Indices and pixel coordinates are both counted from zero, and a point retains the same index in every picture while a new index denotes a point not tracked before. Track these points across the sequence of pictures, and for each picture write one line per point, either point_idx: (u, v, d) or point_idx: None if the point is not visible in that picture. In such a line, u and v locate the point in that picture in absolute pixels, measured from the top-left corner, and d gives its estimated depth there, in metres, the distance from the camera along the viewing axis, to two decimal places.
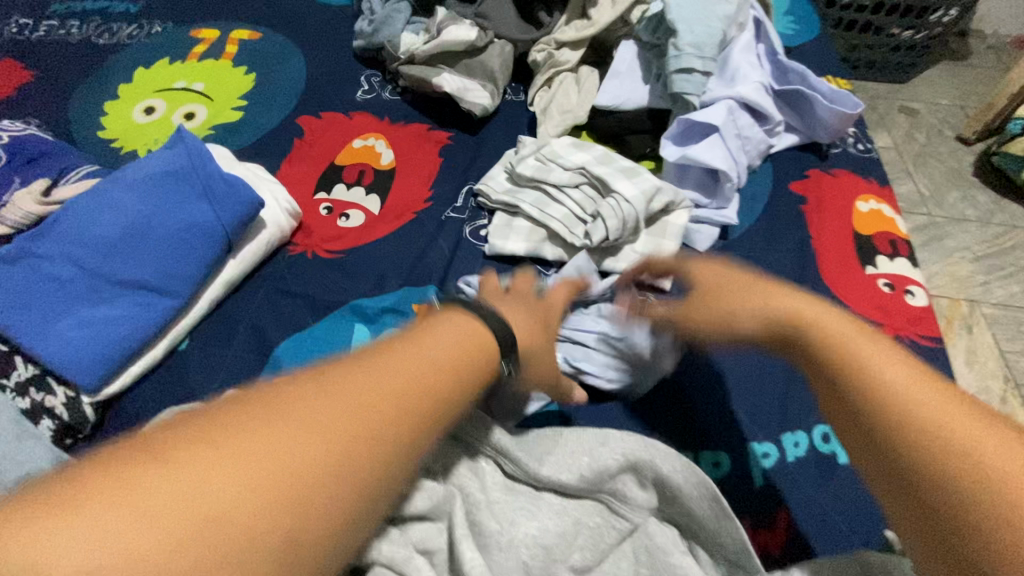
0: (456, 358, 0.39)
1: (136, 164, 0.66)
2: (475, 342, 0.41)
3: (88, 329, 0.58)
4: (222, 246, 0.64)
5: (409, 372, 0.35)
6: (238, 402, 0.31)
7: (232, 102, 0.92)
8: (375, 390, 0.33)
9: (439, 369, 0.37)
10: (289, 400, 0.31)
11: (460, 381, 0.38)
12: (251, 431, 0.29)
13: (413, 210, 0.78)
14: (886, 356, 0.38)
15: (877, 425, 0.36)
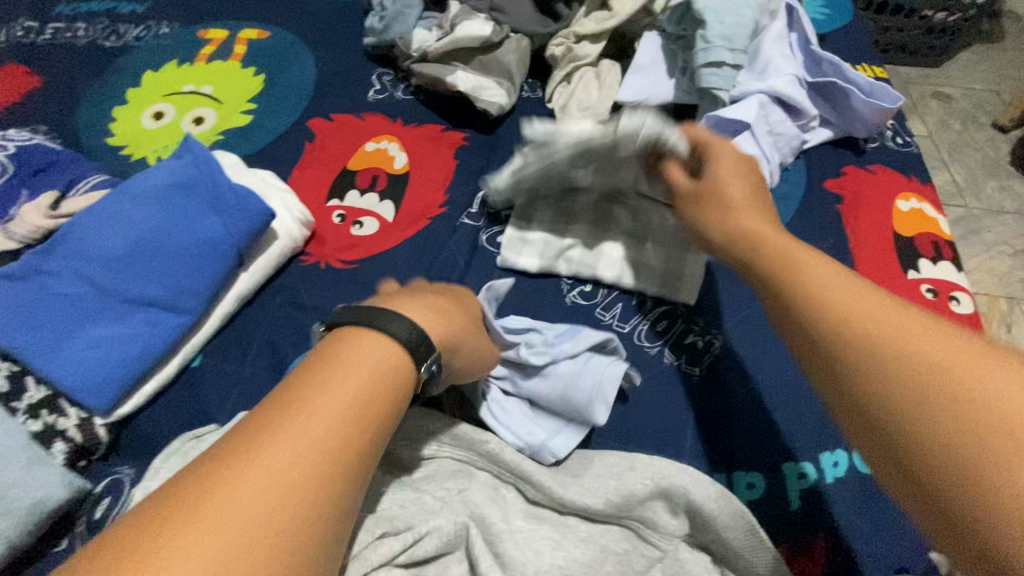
0: (368, 394, 0.39)
1: (144, 176, 0.64)
2: (387, 371, 0.40)
3: (99, 348, 0.56)
4: (233, 260, 0.62)
5: (319, 426, 0.36)
6: (162, 503, 0.32)
7: (241, 105, 0.90)
8: (292, 465, 0.34)
9: (352, 410, 0.37)
10: (208, 492, 0.32)
11: (374, 415, 0.38)
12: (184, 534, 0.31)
13: (428, 216, 0.75)
14: (900, 320, 0.36)
15: (893, 391, 0.34)
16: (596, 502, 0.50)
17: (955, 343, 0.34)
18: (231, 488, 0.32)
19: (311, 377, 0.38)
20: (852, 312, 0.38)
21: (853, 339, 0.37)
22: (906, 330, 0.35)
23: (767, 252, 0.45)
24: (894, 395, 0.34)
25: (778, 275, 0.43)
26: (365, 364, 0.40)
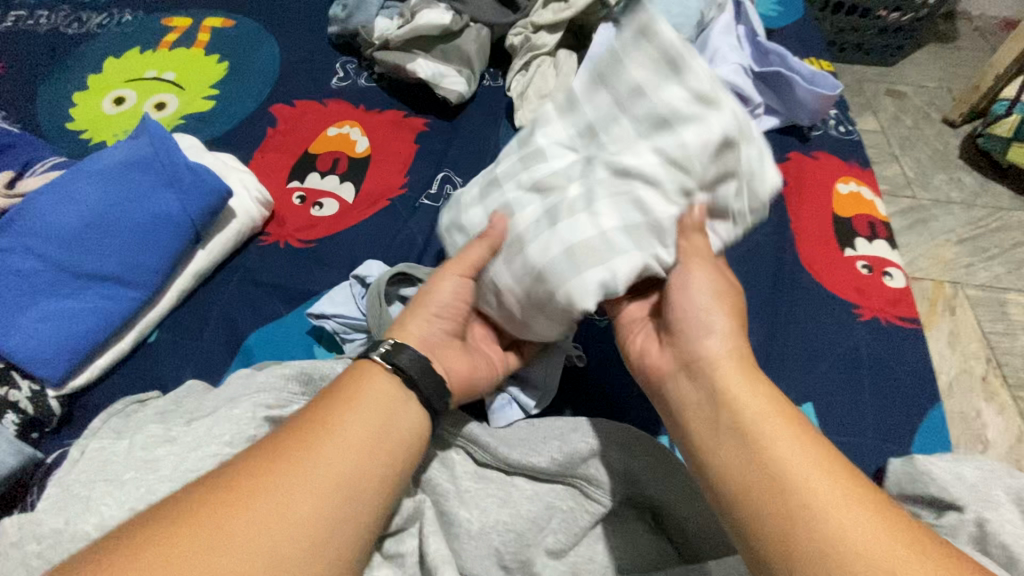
0: (378, 433, 0.43)
1: (100, 155, 0.65)
2: (392, 411, 0.45)
3: (51, 322, 0.57)
4: (189, 237, 0.63)
5: (335, 463, 0.40)
6: (193, 498, 0.37)
7: (204, 91, 0.90)
8: (308, 490, 0.38)
9: (363, 447, 0.42)
10: (236, 502, 0.37)
11: (387, 457, 0.43)
12: (206, 539, 0.35)
13: (387, 198, 0.77)
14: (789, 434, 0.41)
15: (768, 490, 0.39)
16: (541, 460, 0.52)
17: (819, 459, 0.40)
18: (234, 515, 0.36)
19: (320, 420, 0.42)
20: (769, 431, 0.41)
21: (791, 508, 0.38)
22: (843, 507, 0.37)
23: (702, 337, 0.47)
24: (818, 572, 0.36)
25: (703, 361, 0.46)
26: (368, 414, 0.44)
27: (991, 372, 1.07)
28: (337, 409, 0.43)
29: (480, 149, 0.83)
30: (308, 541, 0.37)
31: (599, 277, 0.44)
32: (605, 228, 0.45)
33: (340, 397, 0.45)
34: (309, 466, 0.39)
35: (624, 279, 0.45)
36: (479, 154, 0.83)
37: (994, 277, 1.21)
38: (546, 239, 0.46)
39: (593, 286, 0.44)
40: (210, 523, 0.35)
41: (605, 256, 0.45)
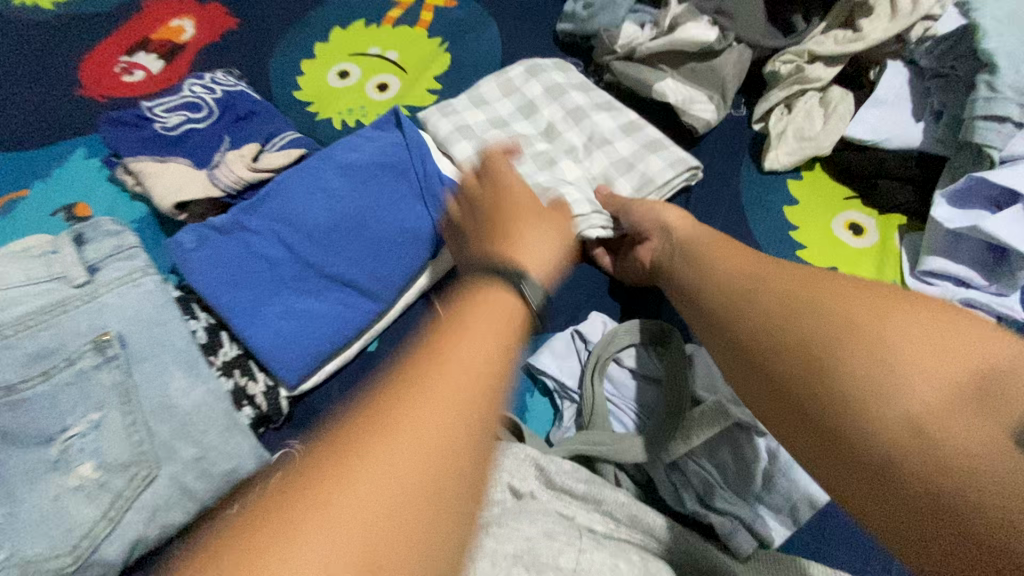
0: (489, 326, 0.31)
1: (347, 146, 0.62)
2: (501, 311, 0.32)
3: (294, 321, 0.56)
4: (427, 252, 0.59)
5: (469, 336, 0.30)
6: (349, 425, 0.26)
7: (426, 79, 0.87)
8: (437, 394, 0.27)
9: (492, 348, 0.30)
10: (391, 407, 0.26)
11: (504, 342, 0.31)
12: (333, 488, 0.24)
13: (613, 204, 0.66)
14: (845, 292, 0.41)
15: (848, 360, 0.37)
16: (743, 573, 0.47)
17: (867, 301, 0.40)
18: (370, 443, 0.25)
19: (442, 329, 0.30)
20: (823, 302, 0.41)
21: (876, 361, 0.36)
22: (889, 323, 0.38)
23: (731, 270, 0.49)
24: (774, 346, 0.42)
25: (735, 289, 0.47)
26: (484, 336, 0.30)
27: None
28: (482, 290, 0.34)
29: (717, 191, 0.73)
30: (440, 439, 0.26)
31: None
32: (528, 178, 0.68)
33: (511, 219, 0.44)
34: (442, 356, 0.29)
35: None
36: (714, 206, 0.72)
37: None
38: None
39: None
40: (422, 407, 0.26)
41: None
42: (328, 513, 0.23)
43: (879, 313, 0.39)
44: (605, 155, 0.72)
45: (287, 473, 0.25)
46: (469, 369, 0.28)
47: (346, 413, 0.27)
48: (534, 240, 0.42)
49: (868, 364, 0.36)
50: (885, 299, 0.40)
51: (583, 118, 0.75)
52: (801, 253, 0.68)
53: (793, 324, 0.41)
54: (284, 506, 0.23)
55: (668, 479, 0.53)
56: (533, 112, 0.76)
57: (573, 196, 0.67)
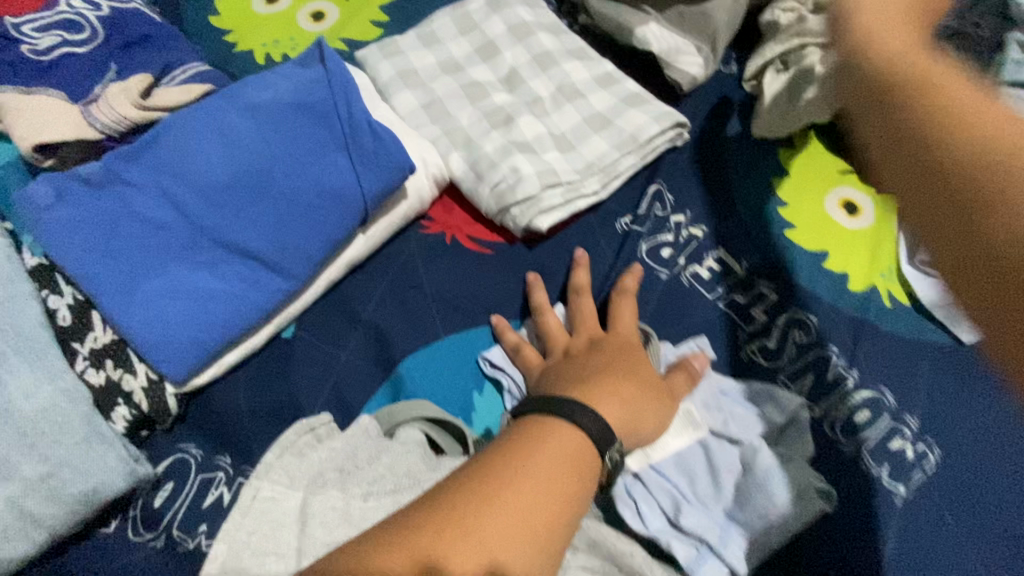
0: (579, 450, 0.39)
1: (258, 83, 0.50)
2: (576, 463, 0.38)
3: (182, 301, 0.44)
4: (357, 220, 0.48)
5: (573, 447, 0.39)
6: (469, 481, 0.36)
7: (371, 9, 0.73)
8: (538, 477, 0.36)
9: (578, 453, 0.39)
10: (495, 484, 0.36)
11: (585, 470, 0.38)
12: (462, 519, 0.34)
13: (584, 173, 0.57)
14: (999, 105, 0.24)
15: None
16: None
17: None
18: (482, 506, 0.34)
19: (538, 427, 0.39)
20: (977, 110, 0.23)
21: None
22: None
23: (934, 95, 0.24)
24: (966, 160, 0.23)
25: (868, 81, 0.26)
26: (563, 460, 0.38)
27: None
28: (571, 412, 0.40)
29: (702, 156, 0.64)
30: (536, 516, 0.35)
31: (437, 137, 0.58)
32: (485, 137, 0.58)
33: (599, 368, 0.46)
34: (547, 448, 0.38)
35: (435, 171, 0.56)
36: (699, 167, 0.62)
37: None
38: (454, 118, 0.59)
39: (424, 141, 0.57)
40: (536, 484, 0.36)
41: (458, 142, 0.58)
42: (457, 536, 0.33)
43: None
44: (576, 110, 0.61)
45: (419, 505, 0.35)
46: (559, 481, 0.37)
47: (457, 473, 0.37)
48: (649, 427, 0.45)
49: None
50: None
51: (553, 65, 0.64)
52: (791, 234, 0.59)
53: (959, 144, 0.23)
54: (426, 517, 0.34)
55: (629, 493, 0.46)
56: (494, 54, 0.64)
57: (537, 160, 0.57)
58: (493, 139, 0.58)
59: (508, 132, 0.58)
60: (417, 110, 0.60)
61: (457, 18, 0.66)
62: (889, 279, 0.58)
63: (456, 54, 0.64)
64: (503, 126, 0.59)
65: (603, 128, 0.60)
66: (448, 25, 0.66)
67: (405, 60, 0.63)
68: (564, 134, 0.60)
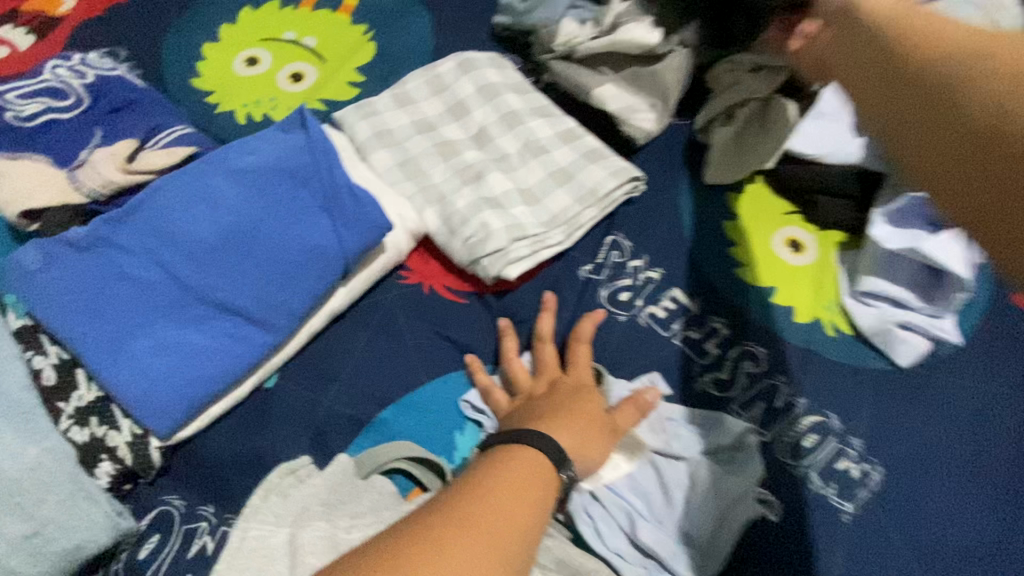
0: (538, 463, 0.43)
1: (242, 148, 0.53)
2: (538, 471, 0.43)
3: (168, 357, 0.46)
4: (337, 275, 0.51)
5: (533, 458, 0.43)
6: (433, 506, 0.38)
7: (347, 71, 0.78)
8: (507, 484, 0.40)
9: (539, 464, 0.43)
10: (465, 497, 0.38)
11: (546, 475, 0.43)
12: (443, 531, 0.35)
13: (550, 225, 0.62)
14: None
15: None
16: None
17: None
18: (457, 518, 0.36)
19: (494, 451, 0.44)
20: None
21: None
22: None
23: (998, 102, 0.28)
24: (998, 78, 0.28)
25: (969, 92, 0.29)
26: (525, 468, 0.42)
27: None
28: (529, 439, 0.45)
29: (658, 203, 0.69)
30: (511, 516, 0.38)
31: (411, 192, 0.62)
32: (456, 193, 0.62)
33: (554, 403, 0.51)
34: (505, 462, 0.42)
35: (411, 225, 0.59)
36: (654, 215, 0.68)
37: None
38: (427, 176, 0.63)
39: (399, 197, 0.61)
40: (513, 459, 0.42)
41: (430, 198, 0.62)
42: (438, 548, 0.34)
43: None
44: (541, 165, 0.66)
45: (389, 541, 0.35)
46: (525, 486, 0.41)
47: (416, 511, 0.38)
48: (597, 456, 0.49)
49: None
50: None
51: (520, 123, 0.69)
52: (741, 272, 0.65)
53: None
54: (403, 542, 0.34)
55: (587, 511, 0.50)
56: (465, 114, 0.70)
57: (505, 213, 0.61)
58: (463, 194, 0.62)
59: (478, 187, 0.63)
60: (393, 167, 0.64)
61: (431, 81, 0.72)
62: (833, 311, 0.63)
63: (430, 114, 0.69)
64: (472, 182, 0.63)
65: (563, 184, 0.65)
66: (423, 88, 0.71)
67: (381, 121, 0.67)
68: (530, 187, 0.65)
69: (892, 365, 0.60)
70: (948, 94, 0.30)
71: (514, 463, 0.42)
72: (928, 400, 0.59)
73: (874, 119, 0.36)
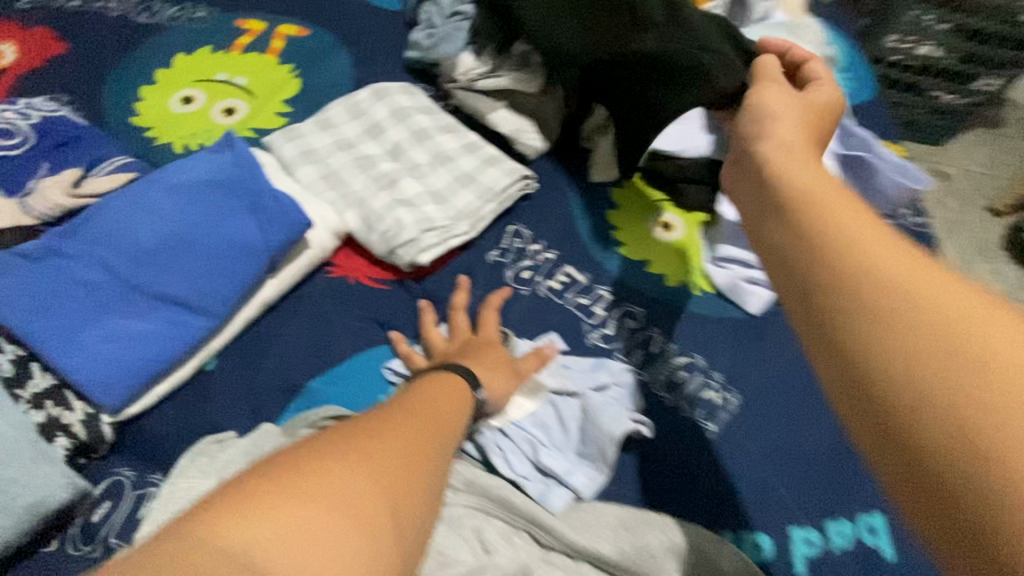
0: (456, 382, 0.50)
1: (177, 167, 0.62)
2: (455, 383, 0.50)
3: (115, 343, 0.54)
4: (264, 266, 0.60)
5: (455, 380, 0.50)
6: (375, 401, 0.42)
7: (275, 105, 0.88)
8: (436, 393, 0.46)
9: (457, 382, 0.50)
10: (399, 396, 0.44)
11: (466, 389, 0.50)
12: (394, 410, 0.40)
13: (455, 219, 0.72)
14: (894, 253, 0.30)
15: (914, 406, 0.25)
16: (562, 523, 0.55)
17: (952, 290, 0.27)
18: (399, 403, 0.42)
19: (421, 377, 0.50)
20: (882, 292, 0.28)
21: (938, 371, 0.24)
22: (970, 338, 0.25)
23: (869, 272, 0.29)
24: (863, 311, 0.28)
25: (836, 269, 0.31)
26: (447, 385, 0.49)
27: None
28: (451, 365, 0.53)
29: (551, 198, 0.81)
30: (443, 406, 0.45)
31: (333, 199, 0.72)
32: (372, 197, 0.72)
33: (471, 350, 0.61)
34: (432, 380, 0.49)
35: (332, 225, 0.68)
36: (549, 208, 0.80)
37: None
38: (347, 185, 0.73)
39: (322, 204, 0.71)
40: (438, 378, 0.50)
41: (350, 203, 0.71)
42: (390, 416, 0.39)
43: (963, 308, 0.26)
44: (448, 170, 0.77)
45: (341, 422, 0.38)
46: (451, 392, 0.48)
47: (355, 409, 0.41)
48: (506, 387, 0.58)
49: (948, 383, 0.24)
50: (990, 308, 0.26)
51: (428, 138, 0.80)
52: (622, 249, 0.77)
53: (870, 325, 0.28)
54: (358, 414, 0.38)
55: (498, 446, 0.60)
56: (380, 133, 0.80)
57: (416, 211, 0.71)
58: (379, 198, 0.72)
59: (391, 192, 0.73)
60: (317, 181, 0.74)
61: (349, 107, 0.82)
62: (698, 274, 0.76)
63: (349, 134, 0.80)
64: (387, 187, 0.73)
65: (467, 184, 0.76)
66: (342, 113, 0.82)
67: (305, 142, 0.77)
68: (438, 189, 0.75)
69: (746, 312, 0.72)
70: (863, 375, 0.27)
71: (437, 379, 0.50)
72: (776, 337, 0.71)
73: (777, 279, 0.36)
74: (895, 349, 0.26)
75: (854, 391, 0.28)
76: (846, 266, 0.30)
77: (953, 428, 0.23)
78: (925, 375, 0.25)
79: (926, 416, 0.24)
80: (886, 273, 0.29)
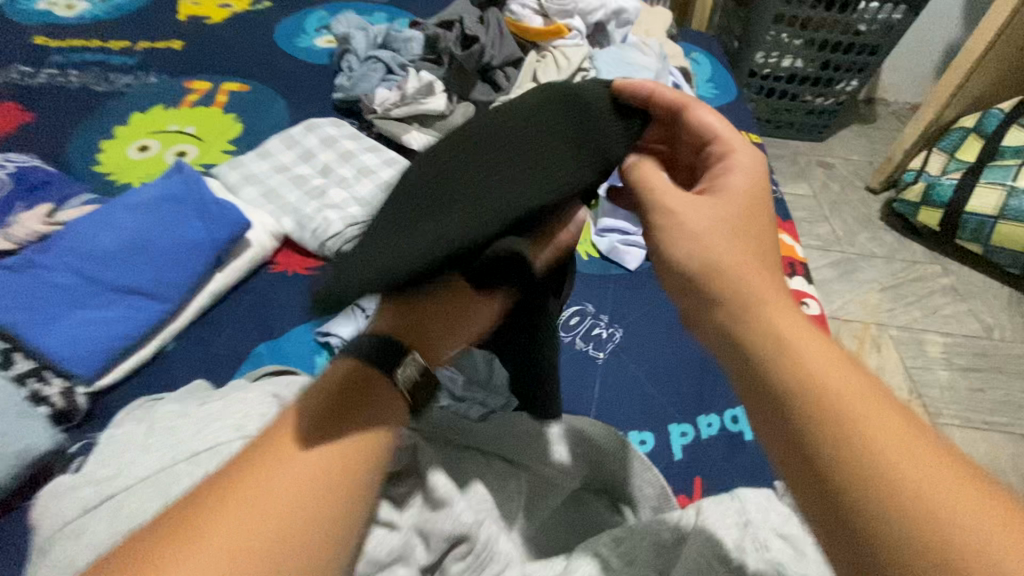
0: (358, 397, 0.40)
1: (136, 191, 0.76)
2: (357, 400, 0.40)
3: (88, 328, 0.65)
4: (211, 259, 0.73)
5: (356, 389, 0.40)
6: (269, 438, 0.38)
7: (222, 146, 1.03)
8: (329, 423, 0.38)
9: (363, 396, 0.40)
10: (289, 430, 0.37)
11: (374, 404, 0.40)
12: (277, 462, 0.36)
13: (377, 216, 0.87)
14: (842, 377, 0.34)
15: (857, 496, 0.30)
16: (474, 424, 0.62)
17: (887, 413, 0.33)
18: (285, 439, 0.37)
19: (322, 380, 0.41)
20: (849, 409, 0.33)
21: (890, 483, 0.30)
22: (912, 454, 0.31)
23: (802, 373, 0.35)
24: (824, 432, 0.33)
25: (789, 385, 0.35)
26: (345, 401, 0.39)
27: (912, 403, 1.19)
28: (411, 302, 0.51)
29: None
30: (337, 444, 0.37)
31: (271, 211, 0.86)
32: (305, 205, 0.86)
33: None
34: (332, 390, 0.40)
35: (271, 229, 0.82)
36: None
37: (912, 319, 1.33)
38: (283, 199, 0.87)
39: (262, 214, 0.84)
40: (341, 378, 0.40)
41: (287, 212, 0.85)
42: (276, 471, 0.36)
43: (903, 435, 0.32)
44: (369, 180, 0.92)
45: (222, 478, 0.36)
46: (359, 407, 0.39)
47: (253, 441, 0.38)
48: None
49: (884, 476, 0.30)
50: (918, 434, 0.32)
51: (352, 157, 0.96)
52: None
53: (833, 433, 0.32)
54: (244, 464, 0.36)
55: None
56: (311, 156, 0.95)
57: (342, 212, 0.85)
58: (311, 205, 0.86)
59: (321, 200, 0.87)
60: (257, 198, 0.88)
61: (284, 139, 0.98)
62: (586, 244, 0.91)
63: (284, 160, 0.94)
64: (317, 198, 0.88)
65: (385, 189, 0.90)
66: (278, 144, 0.96)
67: (246, 169, 0.91)
68: (362, 195, 0.90)
69: (625, 269, 0.88)
70: (856, 520, 0.30)
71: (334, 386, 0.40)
72: (652, 286, 0.86)
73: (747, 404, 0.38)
74: (848, 449, 0.32)
75: (806, 478, 0.33)
76: (803, 390, 0.34)
77: (896, 514, 0.29)
78: (879, 485, 0.30)
79: (865, 504, 0.30)
80: (871, 433, 0.32)
